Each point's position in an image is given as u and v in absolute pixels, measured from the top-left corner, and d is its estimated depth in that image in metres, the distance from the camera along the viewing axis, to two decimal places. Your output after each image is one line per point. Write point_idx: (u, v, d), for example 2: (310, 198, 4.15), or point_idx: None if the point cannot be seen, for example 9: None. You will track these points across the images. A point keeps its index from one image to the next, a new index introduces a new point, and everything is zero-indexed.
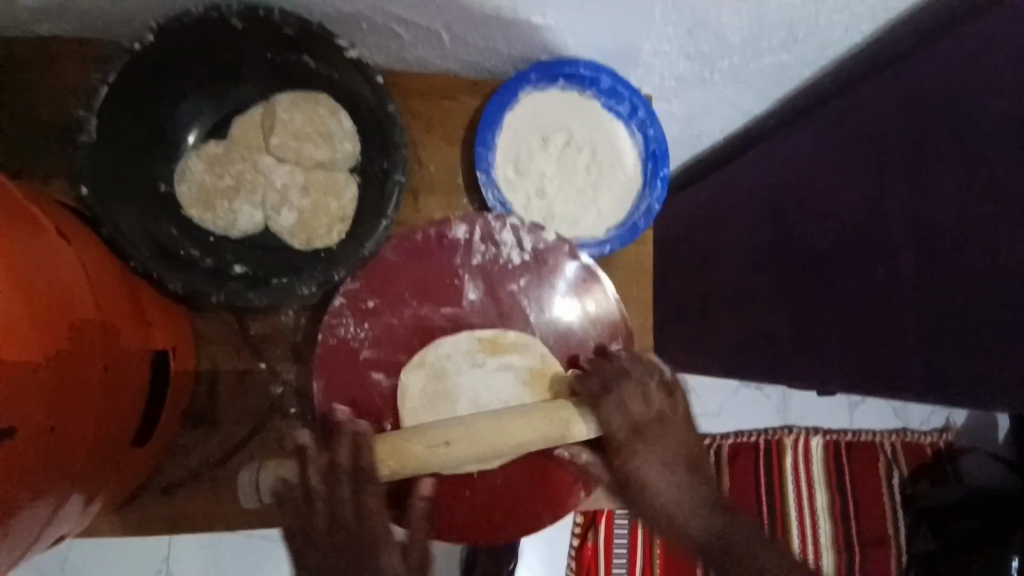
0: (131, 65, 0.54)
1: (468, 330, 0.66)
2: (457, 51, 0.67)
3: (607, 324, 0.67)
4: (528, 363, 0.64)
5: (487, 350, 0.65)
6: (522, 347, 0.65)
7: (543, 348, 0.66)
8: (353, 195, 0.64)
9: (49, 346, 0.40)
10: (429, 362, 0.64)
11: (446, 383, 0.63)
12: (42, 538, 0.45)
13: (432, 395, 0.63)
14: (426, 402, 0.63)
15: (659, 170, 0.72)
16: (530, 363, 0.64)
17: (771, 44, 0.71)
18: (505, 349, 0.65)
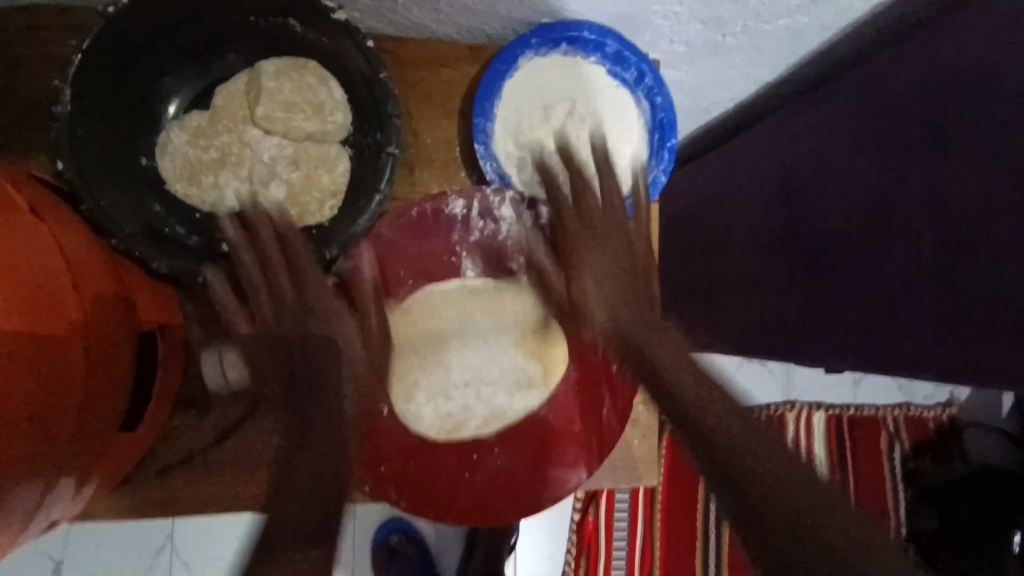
0: (105, 32, 0.50)
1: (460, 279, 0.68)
2: (454, 15, 0.63)
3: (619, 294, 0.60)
4: (514, 318, 0.68)
5: (476, 293, 0.67)
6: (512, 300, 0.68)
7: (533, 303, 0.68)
8: (345, 169, 0.61)
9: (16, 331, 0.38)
10: (416, 309, 0.66)
11: (438, 335, 0.67)
12: (31, 526, 0.44)
13: (420, 342, 0.67)
14: (418, 348, 0.66)
15: (665, 141, 0.69)
16: (516, 319, 0.68)
17: (788, 5, 0.66)
18: (497, 304, 0.67)
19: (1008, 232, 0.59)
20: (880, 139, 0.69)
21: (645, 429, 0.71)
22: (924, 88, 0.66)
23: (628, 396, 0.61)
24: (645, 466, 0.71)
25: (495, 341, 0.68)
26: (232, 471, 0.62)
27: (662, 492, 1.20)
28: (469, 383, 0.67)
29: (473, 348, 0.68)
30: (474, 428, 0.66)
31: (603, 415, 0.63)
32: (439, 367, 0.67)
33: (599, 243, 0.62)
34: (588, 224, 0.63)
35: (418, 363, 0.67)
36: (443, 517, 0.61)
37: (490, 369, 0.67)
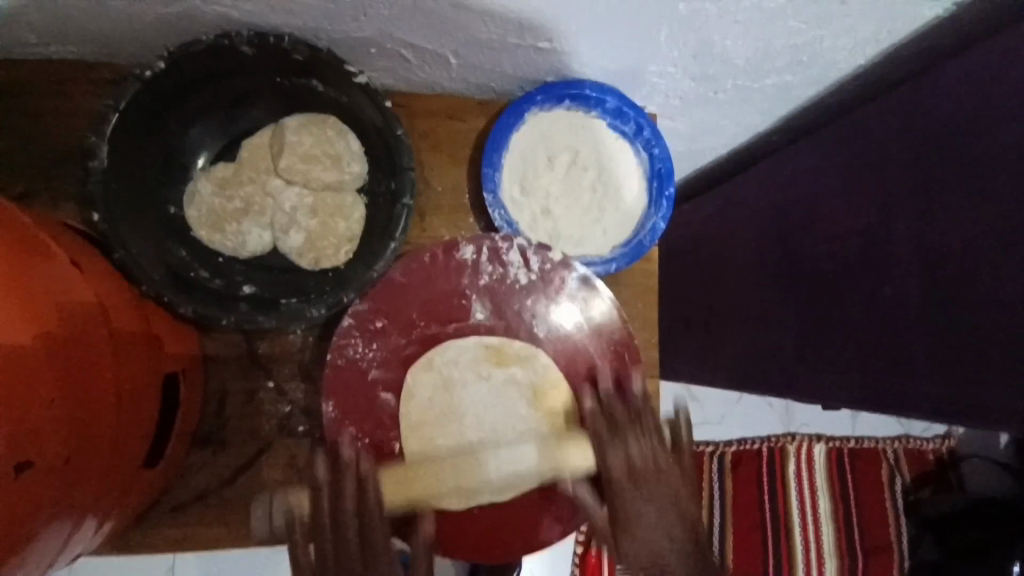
0: (140, 92, 0.54)
1: (476, 335, 0.68)
2: (463, 73, 0.67)
3: (606, 329, 0.66)
4: (532, 377, 0.67)
5: (492, 347, 0.67)
6: (527, 359, 0.67)
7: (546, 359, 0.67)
8: (361, 216, 0.64)
9: (56, 379, 0.40)
10: (438, 365, 0.66)
11: (454, 394, 0.66)
12: (55, 565, 0.45)
13: (438, 408, 0.65)
14: (433, 413, 0.65)
15: (664, 189, 0.72)
16: (533, 378, 0.67)
17: (776, 65, 0.71)
18: (511, 361, 0.67)
19: (989, 277, 0.63)
20: (866, 188, 0.72)
21: None
22: (904, 142, 0.70)
23: None
24: None
25: (513, 399, 0.66)
26: (243, 509, 0.64)
27: None
28: (486, 442, 0.64)
29: (491, 406, 0.66)
30: (486, 495, 0.60)
31: None
32: (454, 437, 0.64)
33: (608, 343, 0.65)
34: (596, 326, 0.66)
35: (433, 461, 0.61)
36: (452, 548, 0.64)
37: (505, 430, 0.64)
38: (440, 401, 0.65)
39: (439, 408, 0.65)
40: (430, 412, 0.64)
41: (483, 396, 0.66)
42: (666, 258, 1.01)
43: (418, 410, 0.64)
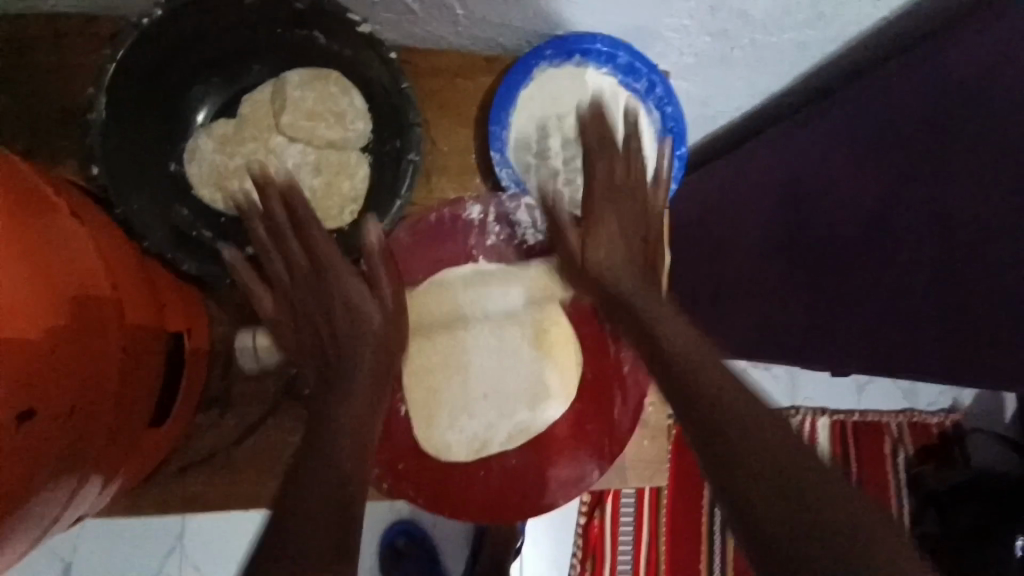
0: (138, 42, 0.52)
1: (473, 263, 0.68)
2: (470, 27, 0.65)
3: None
4: (532, 314, 0.67)
5: (492, 286, 0.67)
6: (528, 294, 0.67)
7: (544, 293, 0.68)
8: (366, 175, 0.63)
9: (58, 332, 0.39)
10: (435, 302, 0.66)
11: (455, 329, 0.66)
12: (63, 518, 0.45)
13: (435, 342, 0.66)
14: (433, 351, 0.66)
15: (675, 150, 0.71)
16: (535, 318, 0.67)
17: (795, 19, 0.68)
18: (510, 293, 0.67)
19: (1009, 239, 0.60)
20: (883, 149, 0.70)
21: (654, 431, 0.72)
22: (927, 97, 0.67)
23: (639, 398, 0.64)
24: (653, 467, 0.72)
25: (516, 339, 0.67)
26: (251, 468, 0.64)
27: (667, 497, 1.21)
28: (492, 387, 0.67)
29: (495, 341, 0.67)
30: (499, 445, 0.66)
31: (614, 417, 0.65)
32: (458, 380, 0.67)
33: (616, 209, 0.62)
34: (610, 187, 0.62)
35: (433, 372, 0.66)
36: (456, 512, 0.64)
37: (509, 374, 0.67)
38: (441, 317, 0.66)
39: (441, 323, 0.66)
40: (431, 326, 0.66)
41: (485, 318, 0.67)
42: (675, 226, 0.99)
43: (422, 324, 0.66)
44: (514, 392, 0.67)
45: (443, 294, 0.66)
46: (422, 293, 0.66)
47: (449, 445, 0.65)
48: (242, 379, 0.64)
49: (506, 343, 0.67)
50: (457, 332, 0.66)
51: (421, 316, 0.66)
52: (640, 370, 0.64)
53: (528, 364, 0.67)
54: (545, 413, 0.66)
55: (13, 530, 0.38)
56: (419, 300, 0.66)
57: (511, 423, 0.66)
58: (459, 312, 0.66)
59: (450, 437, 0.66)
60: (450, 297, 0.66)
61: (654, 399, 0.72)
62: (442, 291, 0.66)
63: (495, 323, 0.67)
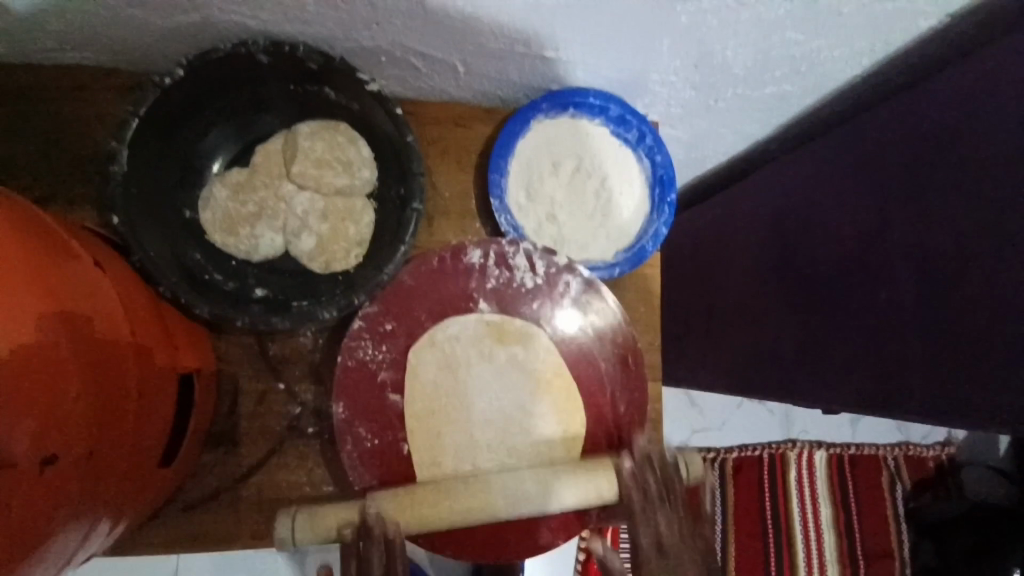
0: (160, 99, 0.56)
1: (477, 313, 0.68)
2: (471, 82, 0.69)
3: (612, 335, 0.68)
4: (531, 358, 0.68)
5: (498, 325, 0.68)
6: (527, 338, 0.68)
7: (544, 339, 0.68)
8: (371, 220, 0.65)
9: (79, 373, 0.41)
10: (440, 342, 0.67)
11: (458, 372, 0.66)
12: (74, 559, 0.46)
13: (440, 382, 0.66)
14: (436, 392, 0.66)
15: (666, 196, 0.74)
16: (535, 362, 0.68)
17: (774, 74, 0.73)
18: (511, 337, 0.68)
19: (984, 279, 0.63)
20: (866, 192, 0.74)
21: None
22: (902, 146, 0.72)
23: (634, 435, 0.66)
24: None
25: (519, 382, 0.67)
26: (252, 507, 0.65)
27: None
28: (495, 442, 0.65)
29: (498, 384, 0.67)
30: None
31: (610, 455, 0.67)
32: (461, 427, 0.66)
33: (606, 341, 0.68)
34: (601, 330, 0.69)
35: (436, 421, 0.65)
36: (457, 551, 0.65)
37: (512, 429, 0.66)
38: (444, 362, 0.66)
39: (443, 368, 0.66)
40: (434, 372, 0.66)
41: (486, 359, 0.67)
42: (669, 264, 1.02)
43: (424, 372, 0.66)
44: (517, 453, 0.65)
45: (448, 339, 0.67)
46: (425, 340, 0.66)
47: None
48: (247, 420, 0.65)
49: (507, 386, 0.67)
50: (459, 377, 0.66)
51: (423, 363, 0.66)
52: (635, 409, 0.68)
53: (530, 421, 0.66)
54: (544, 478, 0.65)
55: (30, 570, 0.39)
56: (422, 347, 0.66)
57: (509, 485, 0.65)
58: (463, 356, 0.67)
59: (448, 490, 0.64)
60: (455, 340, 0.67)
61: None
62: (447, 334, 0.67)
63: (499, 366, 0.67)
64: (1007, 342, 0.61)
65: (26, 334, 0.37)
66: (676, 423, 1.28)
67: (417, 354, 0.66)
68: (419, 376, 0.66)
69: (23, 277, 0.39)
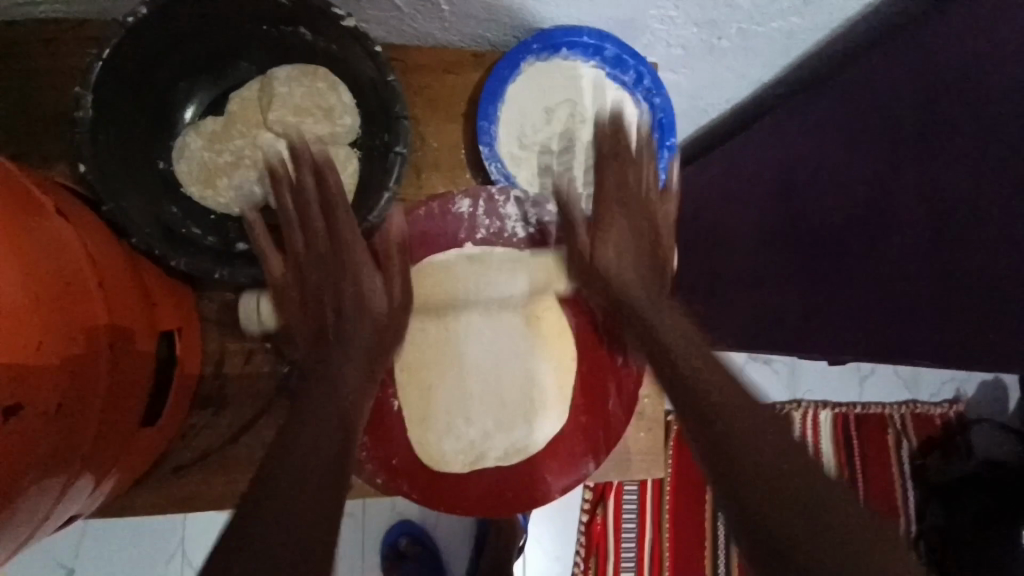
0: (126, 41, 0.52)
1: (459, 246, 0.68)
2: (457, 23, 0.65)
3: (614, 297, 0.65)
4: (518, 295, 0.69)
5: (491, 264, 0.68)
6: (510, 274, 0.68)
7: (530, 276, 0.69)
8: (355, 171, 0.63)
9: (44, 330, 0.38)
10: (427, 285, 0.67)
11: (449, 317, 0.68)
12: (52, 519, 0.45)
13: (433, 324, 0.67)
14: (428, 343, 0.67)
15: (664, 141, 0.71)
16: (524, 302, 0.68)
17: (780, 8, 0.68)
18: (496, 274, 0.68)
19: None
20: (877, 135, 0.70)
21: (650, 422, 0.72)
22: (913, 85, 0.69)
23: (633, 390, 0.64)
24: (650, 459, 0.72)
25: (508, 322, 0.68)
26: (245, 465, 0.64)
27: (670, 494, 1.21)
28: (489, 394, 0.67)
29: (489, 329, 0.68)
30: (494, 460, 0.66)
31: (608, 409, 0.65)
32: (456, 381, 0.67)
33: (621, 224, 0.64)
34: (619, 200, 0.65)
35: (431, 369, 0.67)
36: (453, 508, 0.63)
37: (505, 378, 0.67)
38: (438, 307, 0.68)
39: (437, 314, 0.68)
40: (431, 314, 0.68)
41: (473, 297, 0.68)
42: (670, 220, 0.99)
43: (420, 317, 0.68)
44: (510, 405, 0.67)
45: (438, 277, 0.68)
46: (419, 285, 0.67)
47: (445, 454, 0.65)
48: (234, 381, 0.64)
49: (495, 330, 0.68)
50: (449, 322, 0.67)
51: (420, 309, 0.67)
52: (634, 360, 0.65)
53: (523, 372, 0.67)
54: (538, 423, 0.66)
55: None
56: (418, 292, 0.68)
57: (505, 435, 0.66)
58: (451, 298, 0.67)
59: (443, 444, 0.65)
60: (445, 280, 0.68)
61: (649, 391, 0.72)
62: (437, 270, 0.67)
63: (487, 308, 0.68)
64: None
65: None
66: None
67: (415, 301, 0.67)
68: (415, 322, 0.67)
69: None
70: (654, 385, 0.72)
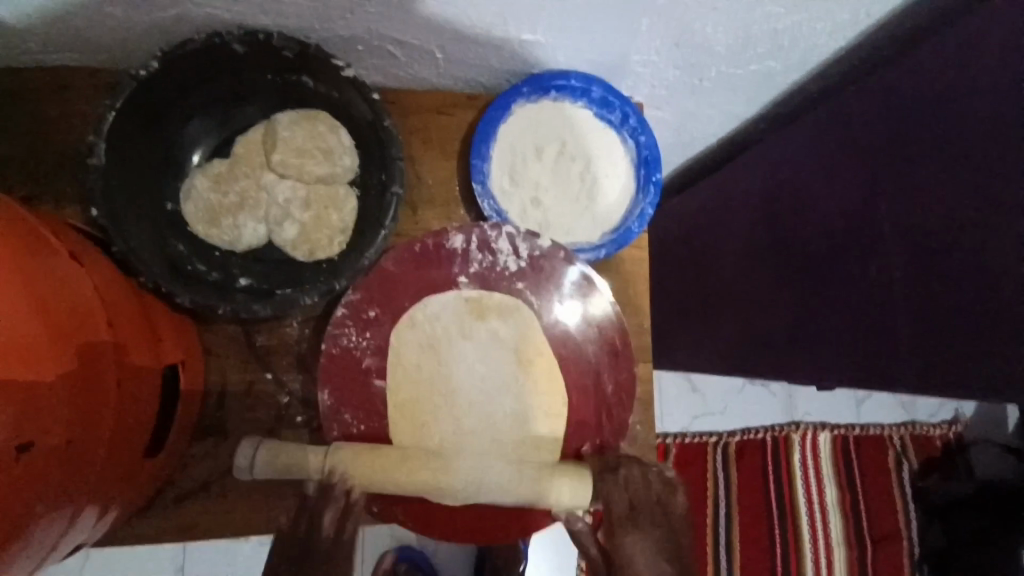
0: (137, 92, 0.56)
1: (455, 289, 0.69)
2: (450, 68, 0.69)
3: (605, 328, 0.68)
4: (512, 332, 0.69)
5: (487, 306, 0.69)
6: (505, 311, 0.69)
7: (525, 312, 0.69)
8: (353, 208, 0.65)
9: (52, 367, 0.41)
10: (420, 322, 0.67)
11: (440, 352, 0.68)
12: (57, 551, 0.46)
13: (422, 360, 0.67)
14: (421, 376, 0.67)
15: (651, 176, 0.73)
16: (517, 339, 0.68)
17: (757, 52, 0.72)
18: (490, 312, 0.69)
19: (969, 254, 0.63)
20: (855, 170, 0.73)
21: (642, 449, 0.72)
22: (886, 121, 0.71)
23: (624, 416, 0.66)
24: None
25: (502, 359, 0.69)
26: (248, 495, 0.65)
27: None
28: (482, 429, 0.66)
29: (482, 366, 0.68)
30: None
31: (601, 437, 0.67)
32: (449, 414, 0.67)
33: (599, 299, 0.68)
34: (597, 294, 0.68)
35: (419, 405, 0.66)
36: (448, 536, 0.65)
37: (497, 410, 0.67)
38: (428, 342, 0.68)
39: (427, 350, 0.67)
40: (421, 351, 0.67)
41: (465, 336, 0.68)
42: (662, 248, 1.01)
43: (411, 354, 0.67)
44: (503, 436, 0.66)
45: (428, 313, 0.68)
46: (405, 322, 0.67)
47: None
48: (234, 411, 0.66)
49: (488, 368, 0.68)
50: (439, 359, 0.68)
51: (407, 347, 0.67)
52: (624, 390, 0.67)
53: (515, 406, 0.67)
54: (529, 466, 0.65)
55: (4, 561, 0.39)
56: (406, 330, 0.67)
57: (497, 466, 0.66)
58: (440, 333, 0.68)
59: (437, 478, 0.64)
60: (436, 316, 0.68)
61: (641, 419, 0.73)
62: (426, 309, 0.68)
63: (479, 347, 0.68)
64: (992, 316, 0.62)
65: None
66: (677, 410, 1.28)
67: (402, 337, 0.67)
68: (401, 359, 0.67)
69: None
70: (647, 412, 0.73)
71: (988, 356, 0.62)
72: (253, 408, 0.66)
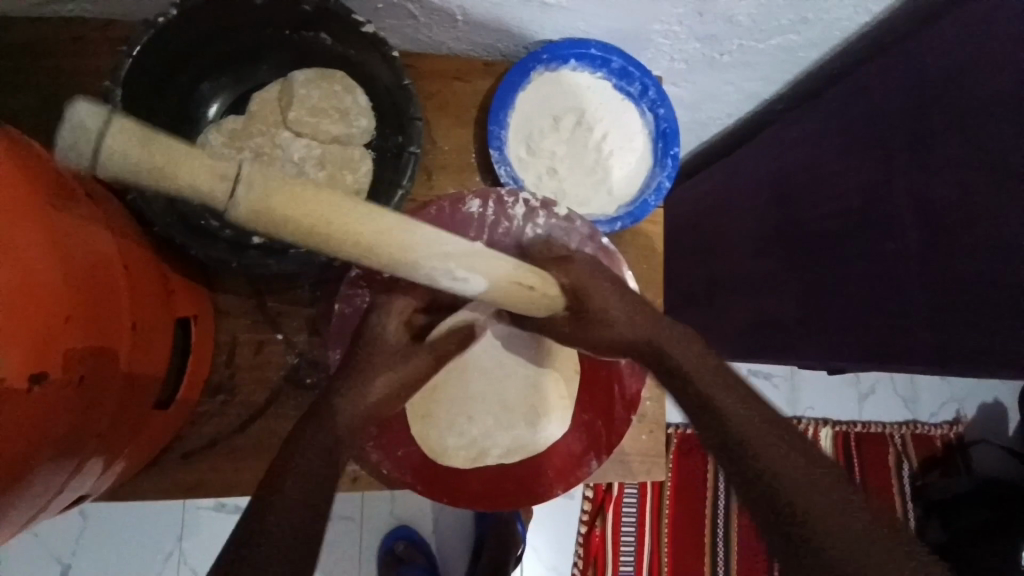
0: (154, 39, 0.54)
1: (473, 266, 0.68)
2: (469, 32, 0.68)
3: None
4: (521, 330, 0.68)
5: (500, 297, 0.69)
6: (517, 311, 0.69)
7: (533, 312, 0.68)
8: (368, 170, 0.64)
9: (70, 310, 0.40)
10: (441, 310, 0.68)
11: (306, 193, 0.38)
12: (61, 497, 0.45)
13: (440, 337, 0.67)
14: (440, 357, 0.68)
15: (669, 150, 0.73)
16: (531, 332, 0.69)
17: (780, 24, 0.71)
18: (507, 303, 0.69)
19: (985, 231, 0.63)
20: (874, 149, 0.72)
21: (652, 424, 0.73)
22: (905, 98, 0.70)
23: (633, 387, 0.66)
24: (651, 462, 0.73)
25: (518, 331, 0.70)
26: (254, 455, 0.65)
27: (669, 504, 1.24)
28: (493, 395, 0.68)
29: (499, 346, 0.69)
30: (496, 456, 0.66)
31: (612, 408, 0.67)
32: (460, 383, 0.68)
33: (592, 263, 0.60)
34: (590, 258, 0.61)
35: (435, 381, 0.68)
36: (456, 500, 0.64)
37: (510, 380, 0.69)
38: (316, 219, 0.38)
39: (280, 183, 0.37)
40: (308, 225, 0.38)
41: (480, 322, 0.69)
42: (670, 231, 1.00)
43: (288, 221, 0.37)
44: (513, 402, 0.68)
45: (280, 179, 0.37)
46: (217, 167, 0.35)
47: (448, 450, 0.65)
48: (242, 371, 0.65)
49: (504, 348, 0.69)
50: (338, 238, 0.39)
51: (293, 214, 0.37)
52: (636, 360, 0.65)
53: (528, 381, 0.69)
54: (480, 275, 0.46)
55: (11, 503, 0.38)
56: (268, 186, 0.37)
57: (460, 268, 0.45)
58: (324, 211, 0.38)
59: (414, 427, 0.66)
60: (274, 185, 0.37)
61: (652, 394, 0.73)
62: (277, 180, 0.37)
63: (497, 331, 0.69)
64: (1004, 288, 0.62)
65: (8, 270, 0.36)
66: None
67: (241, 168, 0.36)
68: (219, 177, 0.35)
69: (7, 210, 0.37)
70: (657, 387, 0.74)
71: (1002, 340, 0.62)
72: (262, 367, 0.66)
